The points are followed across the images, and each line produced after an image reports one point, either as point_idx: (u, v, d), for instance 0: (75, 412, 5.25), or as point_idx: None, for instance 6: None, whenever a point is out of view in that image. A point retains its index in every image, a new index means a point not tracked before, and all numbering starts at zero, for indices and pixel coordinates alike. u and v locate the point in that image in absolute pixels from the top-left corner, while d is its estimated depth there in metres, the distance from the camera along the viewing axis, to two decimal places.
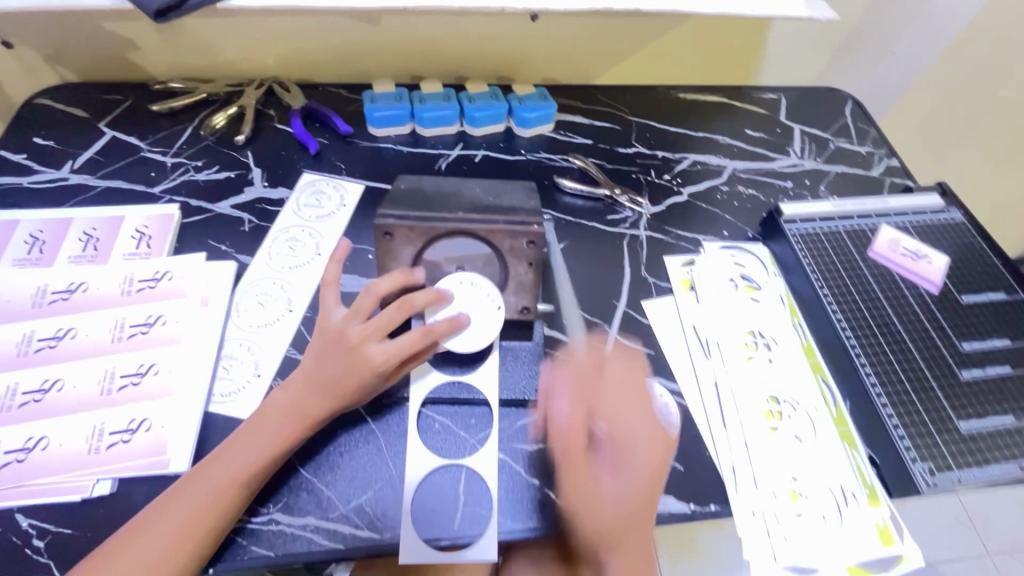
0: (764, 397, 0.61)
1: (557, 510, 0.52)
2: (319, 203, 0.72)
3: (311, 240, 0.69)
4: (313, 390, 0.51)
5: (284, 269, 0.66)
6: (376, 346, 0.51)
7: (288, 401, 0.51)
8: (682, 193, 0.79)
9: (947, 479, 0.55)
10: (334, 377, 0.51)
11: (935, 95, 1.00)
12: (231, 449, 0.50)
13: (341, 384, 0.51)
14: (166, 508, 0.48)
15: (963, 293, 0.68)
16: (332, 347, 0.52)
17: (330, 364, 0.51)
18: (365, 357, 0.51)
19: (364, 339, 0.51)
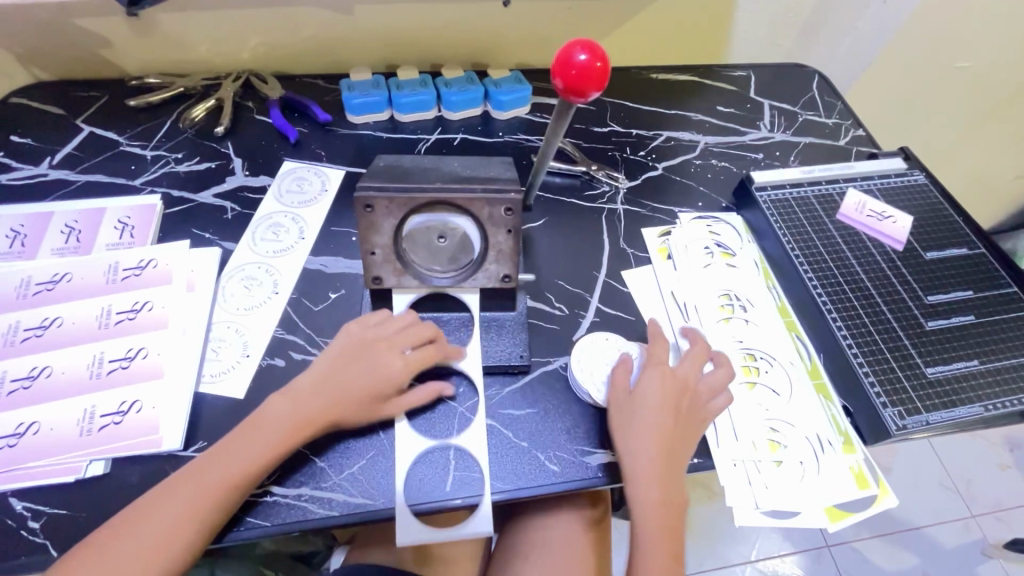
0: (742, 355, 0.63)
1: (546, 469, 0.54)
2: (301, 189, 0.73)
3: (295, 225, 0.70)
4: (326, 395, 0.53)
5: (269, 254, 0.67)
6: (395, 360, 0.54)
7: (295, 406, 0.52)
8: (657, 168, 0.81)
9: (917, 421, 0.58)
10: (354, 382, 0.53)
11: (897, 68, 1.03)
12: (235, 441, 0.50)
13: (359, 397, 0.53)
14: (169, 489, 0.48)
15: (927, 249, 0.71)
16: (353, 355, 0.55)
17: (351, 369, 0.54)
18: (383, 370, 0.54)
19: (386, 352, 0.55)
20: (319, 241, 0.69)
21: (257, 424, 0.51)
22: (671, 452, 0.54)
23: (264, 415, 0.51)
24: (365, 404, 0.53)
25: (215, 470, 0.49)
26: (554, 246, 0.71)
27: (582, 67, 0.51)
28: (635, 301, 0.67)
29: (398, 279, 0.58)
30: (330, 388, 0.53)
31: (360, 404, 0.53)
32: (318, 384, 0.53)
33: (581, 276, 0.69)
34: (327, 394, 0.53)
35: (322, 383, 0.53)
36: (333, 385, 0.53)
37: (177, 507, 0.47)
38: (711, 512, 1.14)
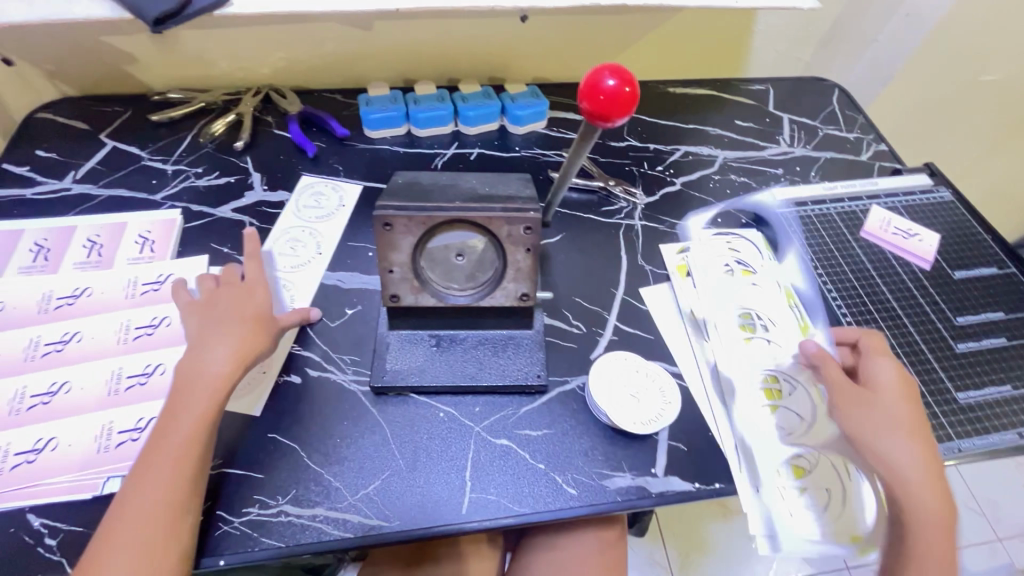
0: (764, 376, 0.62)
1: (564, 493, 0.53)
2: (318, 203, 0.74)
3: (311, 240, 0.70)
4: (201, 347, 0.53)
5: (287, 268, 0.67)
6: (243, 292, 0.58)
7: (182, 385, 0.51)
8: (675, 183, 0.80)
9: (947, 449, 0.56)
10: (230, 316, 0.55)
11: (919, 82, 1.01)
12: (154, 452, 0.48)
13: (234, 329, 0.54)
14: (137, 518, 0.46)
15: (955, 268, 0.69)
16: (212, 306, 0.56)
17: (217, 313, 0.56)
18: (256, 300, 0.57)
19: (225, 288, 0.58)
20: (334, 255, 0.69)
21: (170, 413, 0.50)
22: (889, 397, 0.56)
23: (172, 413, 0.50)
24: (250, 335, 0.54)
25: (150, 484, 0.47)
26: (571, 262, 0.70)
27: (610, 92, 0.50)
28: (654, 319, 0.66)
29: (416, 297, 0.57)
30: (206, 338, 0.54)
31: (244, 337, 0.54)
32: (189, 345, 0.54)
33: (598, 293, 0.68)
34: (197, 348, 0.53)
35: (191, 339, 0.54)
36: (202, 339, 0.54)
37: (134, 507, 0.46)
38: (726, 530, 1.12)
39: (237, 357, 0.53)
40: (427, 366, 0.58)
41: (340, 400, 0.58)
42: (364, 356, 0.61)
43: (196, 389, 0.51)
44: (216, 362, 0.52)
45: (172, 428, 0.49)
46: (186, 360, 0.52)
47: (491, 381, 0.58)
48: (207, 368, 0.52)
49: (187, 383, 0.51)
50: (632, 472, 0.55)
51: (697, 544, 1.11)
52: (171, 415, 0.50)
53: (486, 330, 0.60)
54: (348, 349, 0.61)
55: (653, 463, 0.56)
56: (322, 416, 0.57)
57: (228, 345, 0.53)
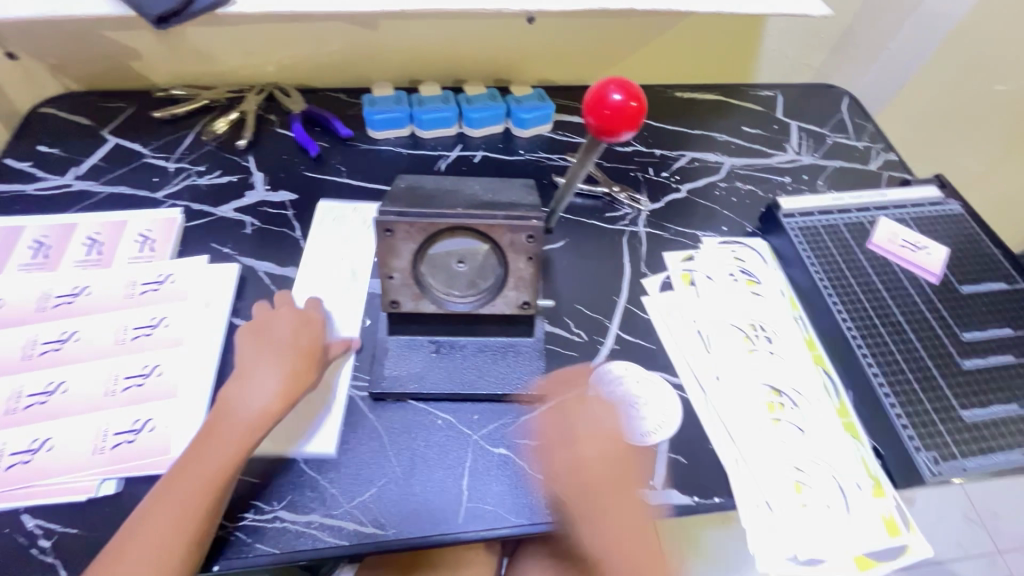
0: (765, 389, 0.61)
1: (561, 504, 0.53)
2: (339, 229, 0.71)
3: (340, 232, 0.70)
4: (250, 374, 0.54)
5: (318, 261, 0.67)
6: (299, 323, 0.58)
7: (225, 409, 0.52)
8: (680, 190, 0.79)
9: (952, 467, 0.55)
10: (283, 346, 0.56)
11: (929, 90, 1.00)
12: (185, 470, 0.49)
13: (285, 362, 0.54)
14: (153, 529, 0.46)
15: (962, 283, 0.68)
16: (266, 333, 0.57)
17: (271, 341, 0.56)
18: (312, 333, 0.58)
19: (284, 315, 0.59)
20: (334, 256, 0.68)
21: (206, 441, 0.50)
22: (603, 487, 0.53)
23: (211, 437, 0.50)
24: (301, 370, 0.54)
25: (175, 504, 0.47)
26: (573, 269, 0.70)
27: (616, 107, 0.50)
28: (656, 329, 0.65)
29: (416, 303, 0.56)
30: (255, 367, 0.54)
31: (294, 372, 0.54)
32: (238, 370, 0.54)
33: (600, 301, 0.67)
34: (246, 377, 0.53)
35: (242, 365, 0.55)
36: (253, 367, 0.54)
37: (155, 522, 0.46)
38: (723, 537, 1.12)
39: (285, 393, 0.53)
40: (427, 371, 0.58)
41: (340, 404, 0.57)
42: (363, 360, 0.61)
43: (236, 420, 0.51)
44: (262, 395, 0.52)
45: (208, 451, 0.49)
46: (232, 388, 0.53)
47: (491, 389, 0.58)
48: (250, 395, 0.52)
49: (228, 413, 0.51)
50: (631, 484, 0.54)
51: (694, 550, 1.11)
52: (209, 440, 0.50)
53: (486, 337, 0.59)
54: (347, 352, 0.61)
55: (652, 475, 0.55)
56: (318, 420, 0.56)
57: (277, 378, 0.53)
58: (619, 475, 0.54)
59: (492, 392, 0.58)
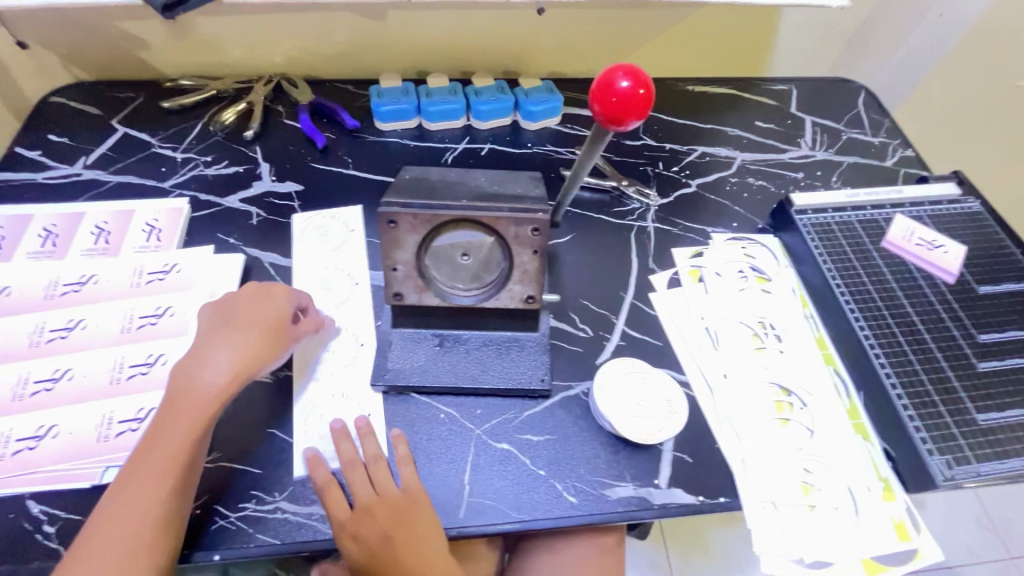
0: (774, 388, 0.60)
1: (563, 501, 0.52)
2: (324, 236, 0.68)
3: (338, 223, 0.70)
4: (206, 355, 0.52)
5: (317, 256, 0.67)
6: (260, 299, 0.56)
7: (181, 392, 0.50)
8: (690, 185, 0.78)
9: (966, 472, 0.54)
10: (238, 324, 0.54)
11: (950, 85, 0.98)
12: (145, 457, 0.48)
13: (239, 340, 0.53)
14: (122, 516, 0.46)
15: (980, 283, 0.67)
16: (226, 311, 0.55)
17: (231, 320, 0.54)
18: (271, 308, 0.55)
19: (245, 292, 0.57)
20: (330, 249, 0.67)
21: (160, 424, 0.49)
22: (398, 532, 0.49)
23: (166, 423, 0.49)
24: (257, 348, 0.53)
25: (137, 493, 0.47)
26: (579, 263, 0.69)
27: (623, 94, 0.48)
28: (663, 325, 0.64)
29: (419, 296, 0.56)
30: (208, 348, 0.52)
31: (250, 350, 0.52)
32: (193, 349, 0.53)
33: (607, 296, 0.66)
34: (203, 358, 0.52)
35: (197, 344, 0.53)
36: (206, 346, 0.52)
37: (124, 508, 0.46)
38: (729, 537, 1.11)
39: (237, 373, 0.51)
40: (430, 365, 0.57)
41: (339, 394, 0.57)
42: (366, 352, 0.60)
43: (191, 405, 0.50)
44: (213, 376, 0.51)
45: (166, 437, 0.48)
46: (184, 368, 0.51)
47: (495, 383, 0.57)
48: (205, 377, 0.51)
49: (181, 394, 0.50)
50: (635, 482, 0.54)
51: (699, 549, 1.10)
52: (165, 425, 0.49)
53: (491, 331, 0.59)
54: (350, 341, 0.60)
55: (656, 474, 0.54)
56: (321, 410, 0.56)
57: (230, 357, 0.52)
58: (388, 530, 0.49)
59: (495, 386, 0.57)
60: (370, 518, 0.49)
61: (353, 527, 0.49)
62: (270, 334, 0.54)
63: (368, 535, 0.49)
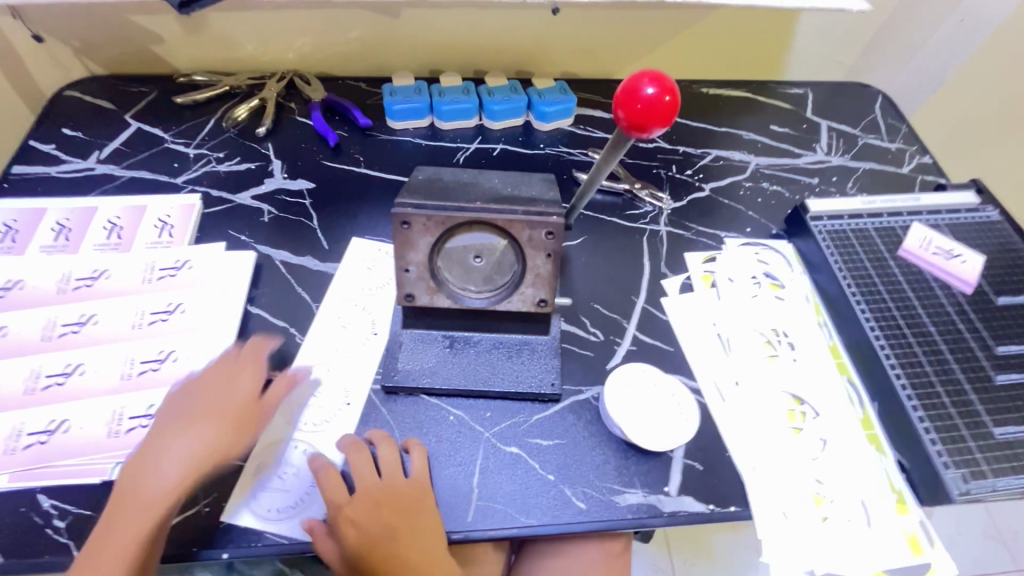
0: (787, 397, 0.59)
1: (572, 507, 0.52)
2: (369, 270, 0.66)
3: (387, 261, 0.67)
4: (168, 441, 0.49)
5: (364, 291, 0.64)
6: (229, 379, 0.53)
7: (137, 482, 0.47)
8: (704, 189, 0.77)
9: (982, 486, 0.53)
10: (203, 406, 0.51)
11: (968, 91, 0.97)
12: (97, 548, 0.45)
13: (201, 425, 0.50)
14: None
15: (998, 294, 0.66)
16: (191, 391, 0.52)
17: (197, 403, 0.51)
18: (240, 389, 0.53)
19: (209, 368, 0.54)
20: (372, 286, 0.64)
21: (117, 512, 0.46)
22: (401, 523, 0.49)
23: (121, 513, 0.46)
24: (220, 434, 0.50)
25: None
26: (591, 267, 0.68)
27: (648, 100, 0.48)
28: (675, 331, 0.64)
29: (431, 298, 0.56)
30: (165, 433, 0.50)
31: (215, 435, 0.50)
32: (153, 433, 0.50)
33: (618, 301, 0.66)
34: (163, 446, 0.49)
35: (158, 425, 0.51)
36: (167, 430, 0.50)
37: None
38: (733, 542, 1.10)
39: (201, 459, 0.49)
40: (440, 367, 0.57)
41: (342, 395, 0.57)
42: (378, 353, 0.60)
43: (148, 495, 0.47)
44: (175, 463, 0.48)
45: (119, 527, 0.46)
46: (139, 455, 0.49)
47: (505, 388, 0.57)
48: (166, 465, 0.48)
49: (137, 483, 0.47)
50: (645, 490, 0.53)
51: (702, 555, 1.09)
52: (120, 515, 0.46)
53: (502, 334, 0.58)
54: (357, 336, 0.61)
55: (666, 481, 0.54)
56: (333, 403, 0.56)
57: (194, 443, 0.49)
58: (386, 516, 0.50)
59: (506, 390, 0.57)
60: (370, 503, 0.50)
61: (351, 511, 0.49)
62: (239, 418, 0.51)
63: (366, 521, 0.49)
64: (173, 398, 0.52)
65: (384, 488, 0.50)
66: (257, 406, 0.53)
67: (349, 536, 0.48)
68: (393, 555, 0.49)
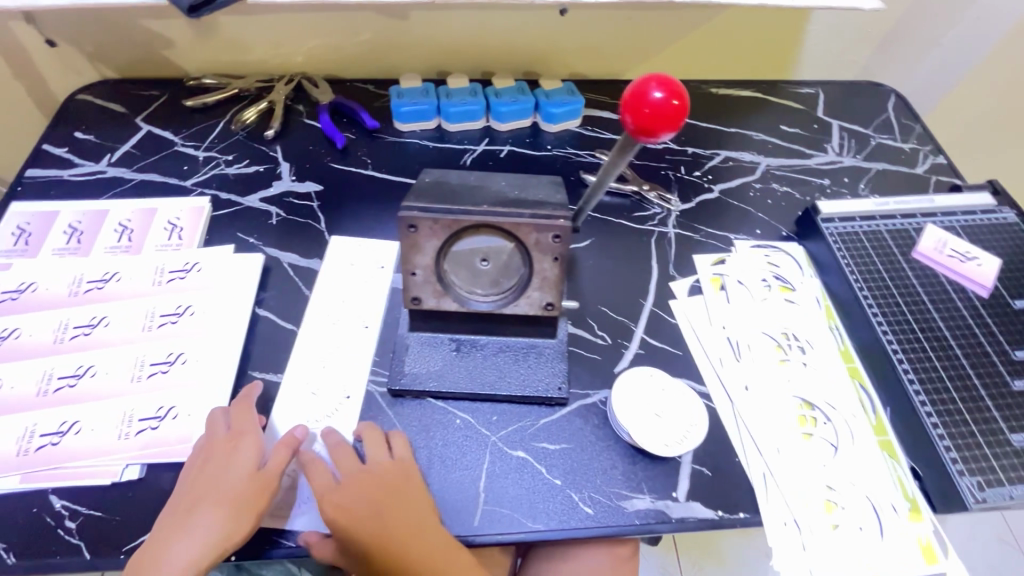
0: (797, 402, 0.59)
1: (579, 511, 0.52)
2: (351, 266, 0.66)
3: (371, 256, 0.67)
4: (175, 531, 0.47)
5: (350, 286, 0.64)
6: (229, 457, 0.50)
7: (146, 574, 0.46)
8: (713, 190, 0.76)
9: (998, 494, 0.52)
10: (206, 493, 0.49)
11: (983, 90, 0.95)
12: None
13: (202, 513, 0.48)
14: None
15: (1014, 297, 0.64)
16: (194, 473, 0.50)
17: (200, 488, 0.49)
18: (241, 465, 0.50)
19: (208, 445, 0.51)
20: (355, 283, 0.64)
21: None
22: (389, 495, 0.50)
23: None
24: (224, 519, 0.47)
25: None
26: (598, 270, 0.68)
27: (656, 105, 0.47)
28: (683, 334, 0.63)
29: (437, 301, 0.55)
30: (171, 525, 0.48)
31: (220, 524, 0.47)
32: (160, 524, 0.48)
33: (626, 304, 0.65)
34: (171, 538, 0.47)
35: (166, 512, 0.49)
36: (173, 522, 0.48)
37: None
38: (743, 545, 1.09)
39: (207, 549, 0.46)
40: (446, 370, 0.57)
41: (346, 394, 0.57)
42: (385, 355, 0.60)
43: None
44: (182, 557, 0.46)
45: None
46: (145, 553, 0.47)
47: (512, 390, 0.57)
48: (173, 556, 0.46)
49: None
50: (652, 495, 0.53)
51: (711, 558, 1.08)
52: None
53: (508, 337, 0.58)
54: (349, 330, 0.61)
55: (675, 486, 0.53)
56: (332, 398, 0.57)
57: (200, 533, 0.47)
58: (372, 496, 0.50)
59: (512, 393, 0.56)
60: (355, 487, 0.50)
61: (336, 496, 0.49)
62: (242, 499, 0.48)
63: (352, 503, 0.49)
64: (180, 480, 0.50)
65: (367, 471, 0.50)
66: (260, 478, 0.49)
67: (339, 520, 0.48)
68: (390, 530, 0.49)
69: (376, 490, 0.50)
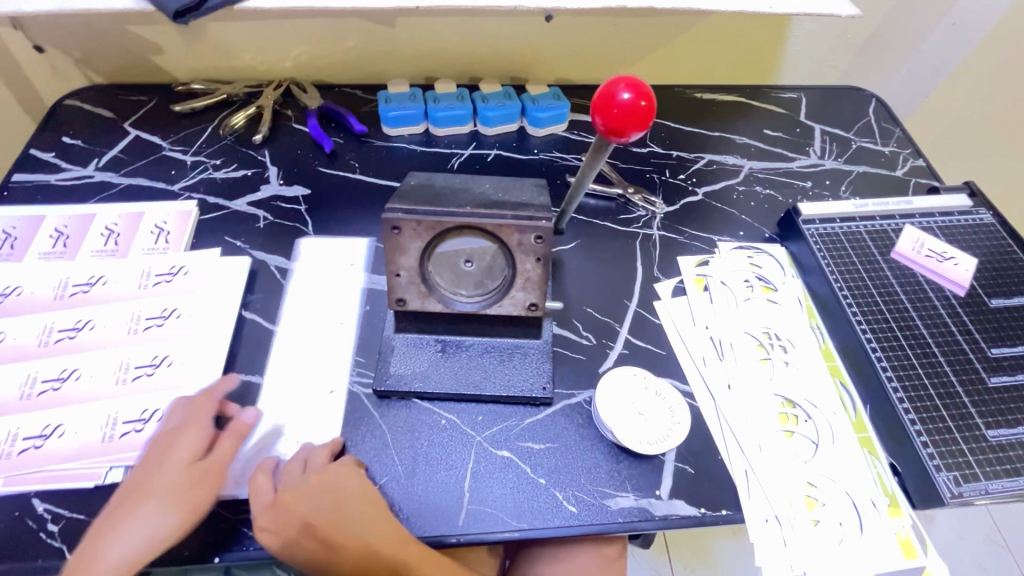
0: (778, 400, 0.59)
1: (563, 510, 0.52)
2: (329, 265, 0.67)
3: (345, 254, 0.68)
4: (115, 526, 0.46)
5: (327, 284, 0.65)
6: (175, 452, 0.50)
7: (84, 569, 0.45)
8: (697, 193, 0.77)
9: (975, 489, 0.53)
10: (149, 487, 0.48)
11: (961, 95, 0.97)
12: None
13: (143, 508, 0.47)
14: None
15: (990, 296, 0.66)
16: (141, 469, 0.49)
17: (144, 484, 0.48)
18: (187, 461, 0.49)
19: (157, 441, 0.51)
20: (337, 283, 0.65)
21: None
22: (319, 506, 0.49)
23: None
24: (162, 514, 0.47)
25: None
26: (583, 271, 0.69)
27: (624, 106, 0.48)
28: (667, 334, 0.64)
29: (422, 302, 0.56)
30: (111, 520, 0.47)
31: (163, 518, 0.47)
32: (101, 519, 0.47)
33: (610, 305, 0.66)
34: (111, 533, 0.46)
35: (109, 507, 0.48)
36: (114, 516, 0.47)
37: None
38: (734, 546, 1.10)
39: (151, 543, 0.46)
40: (432, 371, 0.57)
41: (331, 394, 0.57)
42: (371, 356, 0.60)
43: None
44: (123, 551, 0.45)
45: None
46: (86, 548, 0.46)
47: (495, 390, 0.57)
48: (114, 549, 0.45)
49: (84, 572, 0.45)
50: (636, 493, 0.53)
51: (703, 559, 1.09)
52: None
53: (493, 337, 0.59)
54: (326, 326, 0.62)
55: (658, 485, 0.54)
56: (317, 391, 0.57)
57: (141, 528, 0.46)
58: (298, 516, 0.48)
59: (496, 393, 0.57)
60: (277, 508, 0.48)
61: (262, 519, 0.48)
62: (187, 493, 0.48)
63: (278, 525, 0.48)
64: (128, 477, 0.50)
65: (295, 489, 0.49)
66: (206, 473, 0.49)
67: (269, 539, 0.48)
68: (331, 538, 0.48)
69: (304, 507, 0.48)
